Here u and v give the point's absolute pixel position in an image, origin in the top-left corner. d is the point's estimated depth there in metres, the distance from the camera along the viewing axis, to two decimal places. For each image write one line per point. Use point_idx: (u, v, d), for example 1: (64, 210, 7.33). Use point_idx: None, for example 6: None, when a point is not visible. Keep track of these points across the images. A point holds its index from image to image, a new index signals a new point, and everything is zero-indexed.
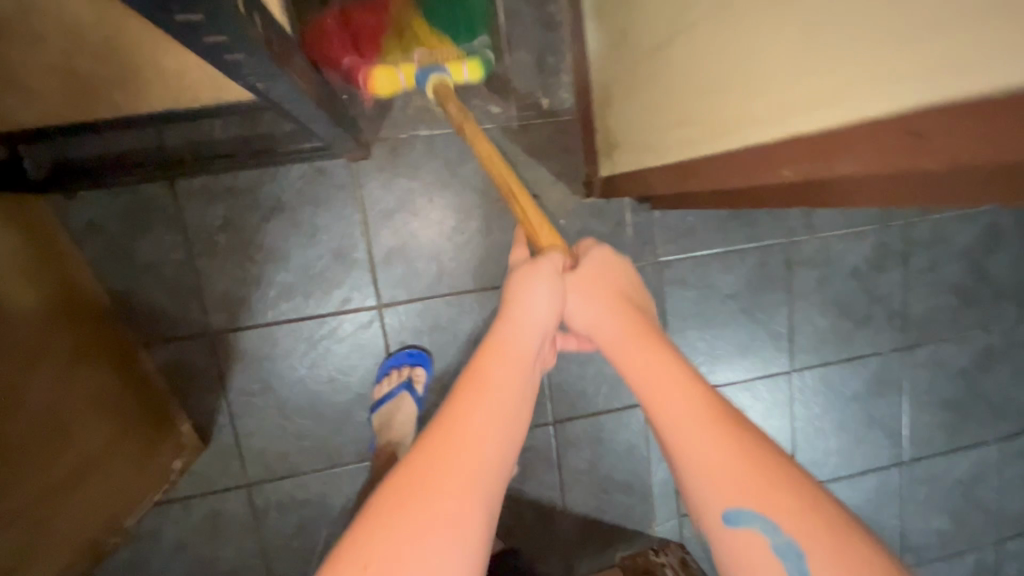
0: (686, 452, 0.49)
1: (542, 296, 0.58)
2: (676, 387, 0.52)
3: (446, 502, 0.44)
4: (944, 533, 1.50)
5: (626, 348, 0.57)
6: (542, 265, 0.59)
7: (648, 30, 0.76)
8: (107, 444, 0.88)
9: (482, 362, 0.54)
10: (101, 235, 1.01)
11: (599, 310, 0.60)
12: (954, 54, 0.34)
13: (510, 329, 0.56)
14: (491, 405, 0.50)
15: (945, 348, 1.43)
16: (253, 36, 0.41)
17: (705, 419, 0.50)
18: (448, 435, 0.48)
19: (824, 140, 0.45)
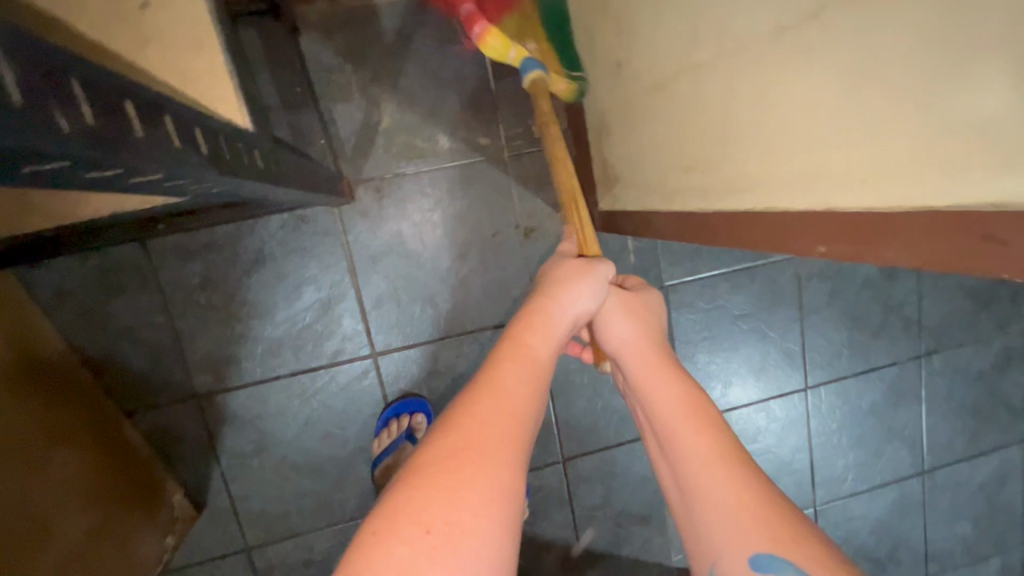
0: (707, 480, 0.47)
1: (589, 289, 0.61)
2: (704, 415, 0.52)
3: (495, 459, 0.42)
4: (968, 540, 1.41)
5: (651, 371, 0.58)
6: (594, 268, 0.63)
7: (648, 63, 0.69)
8: (95, 531, 0.82)
9: (527, 338, 0.54)
10: (74, 303, 0.96)
11: (629, 328, 0.63)
12: (949, 115, 0.34)
13: (553, 314, 0.57)
14: (535, 379, 0.50)
15: (964, 353, 1.34)
16: (199, 156, 0.33)
17: (729, 456, 0.48)
18: (496, 389, 0.47)
19: (852, 211, 0.45)
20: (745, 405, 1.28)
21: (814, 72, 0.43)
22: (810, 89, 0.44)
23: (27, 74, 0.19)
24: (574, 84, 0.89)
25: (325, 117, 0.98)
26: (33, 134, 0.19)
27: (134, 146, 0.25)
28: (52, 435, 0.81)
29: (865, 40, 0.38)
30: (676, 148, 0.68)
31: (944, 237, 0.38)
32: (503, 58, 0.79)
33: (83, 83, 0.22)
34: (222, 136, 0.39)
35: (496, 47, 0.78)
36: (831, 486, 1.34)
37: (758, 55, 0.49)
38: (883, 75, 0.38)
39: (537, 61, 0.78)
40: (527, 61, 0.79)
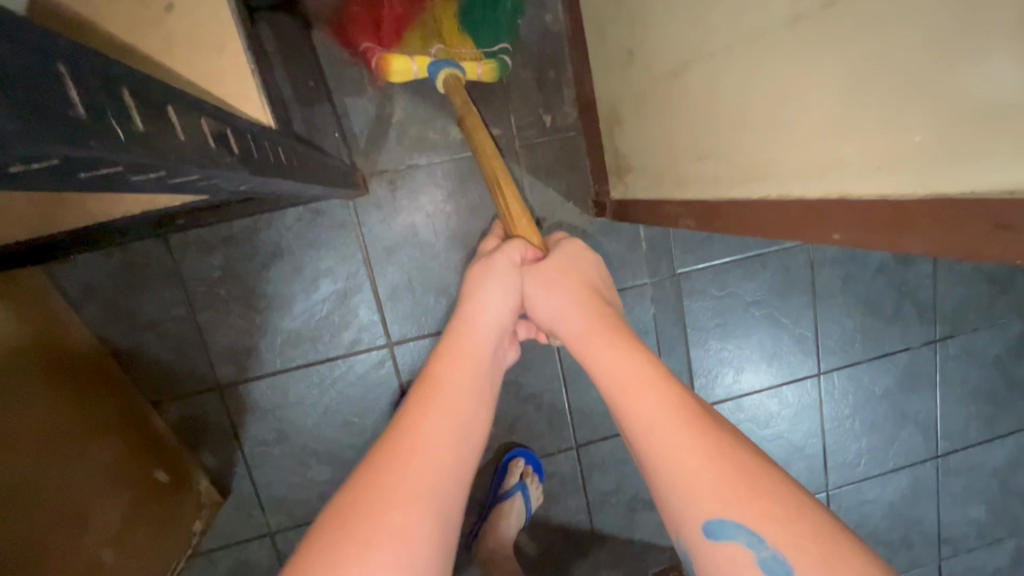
0: (653, 445, 0.46)
1: (499, 285, 0.65)
2: (644, 380, 0.50)
3: (394, 505, 0.43)
4: (982, 524, 1.41)
5: (585, 339, 0.58)
6: (496, 261, 0.66)
7: (660, 52, 0.69)
8: (128, 518, 0.85)
9: (441, 366, 0.57)
10: (100, 298, 0.99)
11: (556, 301, 0.63)
12: (969, 101, 0.34)
13: (464, 327, 0.62)
14: (448, 408, 0.52)
15: (980, 338, 1.33)
16: (235, 161, 0.34)
17: (677, 422, 0.47)
18: (403, 435, 0.49)
19: (872, 203, 0.45)
20: (757, 392, 1.28)
21: (832, 58, 0.43)
22: (825, 78, 0.44)
23: (88, 89, 0.20)
24: (491, 63, 0.93)
25: (338, 111, 0.99)
26: (94, 143, 0.20)
27: (179, 153, 0.26)
28: (93, 425, 0.86)
29: (881, 30, 0.38)
30: (689, 137, 0.69)
31: (967, 231, 0.37)
32: (408, 76, 0.89)
33: (135, 94, 0.23)
34: (249, 136, 0.40)
35: (402, 68, 0.88)
36: (844, 471, 1.35)
37: (772, 45, 0.49)
38: (898, 64, 0.38)
39: (441, 69, 0.88)
40: (432, 70, 0.88)
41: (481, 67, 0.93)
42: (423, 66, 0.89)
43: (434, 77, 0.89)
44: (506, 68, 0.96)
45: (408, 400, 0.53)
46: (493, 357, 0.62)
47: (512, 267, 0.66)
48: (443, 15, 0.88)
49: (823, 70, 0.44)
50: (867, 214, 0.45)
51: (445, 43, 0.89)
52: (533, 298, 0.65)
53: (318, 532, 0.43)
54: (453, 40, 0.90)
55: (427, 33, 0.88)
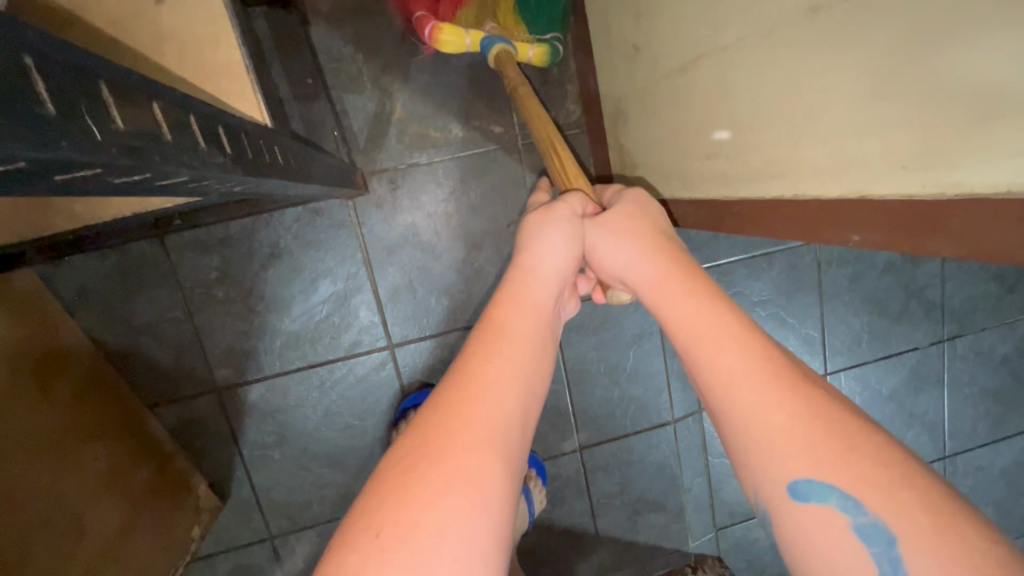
0: (732, 397, 0.43)
1: (559, 235, 0.60)
2: (718, 326, 0.47)
3: (463, 450, 0.40)
4: (990, 524, 1.40)
5: (664, 288, 0.54)
6: (558, 210, 0.62)
7: (669, 46, 0.67)
8: (123, 525, 0.83)
9: (499, 313, 0.52)
10: (96, 300, 0.97)
11: (622, 246, 0.59)
12: (999, 82, 0.32)
13: (524, 277, 0.57)
14: (509, 352, 0.48)
15: (989, 337, 1.31)
16: (226, 161, 0.32)
17: (765, 378, 0.43)
18: (465, 381, 0.45)
19: (895, 204, 0.43)
20: None
21: (852, 46, 0.41)
22: (849, 72, 0.42)
23: (58, 83, 0.18)
24: (545, 48, 0.91)
25: (337, 108, 0.97)
26: (64, 144, 0.18)
27: (163, 153, 0.24)
28: (87, 430, 0.84)
29: (912, 21, 0.36)
30: (699, 133, 0.67)
31: (998, 231, 0.36)
32: (462, 49, 0.88)
33: (114, 90, 0.21)
34: (242, 135, 0.38)
35: (453, 40, 0.87)
36: None
37: (790, 37, 0.47)
38: (931, 57, 0.36)
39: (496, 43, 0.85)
40: (484, 45, 0.87)
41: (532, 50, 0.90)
42: (478, 42, 0.88)
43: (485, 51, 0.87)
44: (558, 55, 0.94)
45: (467, 346, 0.49)
46: (552, 309, 0.57)
47: (577, 215, 0.62)
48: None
49: (842, 58, 0.42)
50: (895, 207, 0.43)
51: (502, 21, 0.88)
52: (596, 246, 0.61)
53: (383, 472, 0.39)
54: (510, 19, 0.88)
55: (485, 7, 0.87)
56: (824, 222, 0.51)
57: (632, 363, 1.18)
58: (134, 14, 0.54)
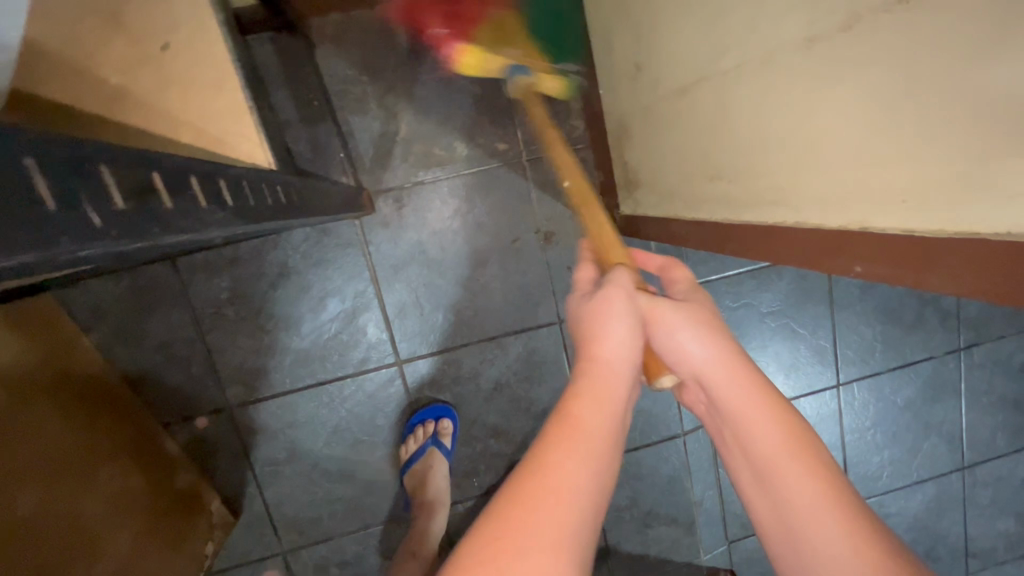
0: (823, 543, 0.41)
1: (623, 322, 0.49)
2: (803, 463, 0.44)
3: (548, 546, 0.35)
4: (1011, 536, 1.37)
5: (745, 391, 0.47)
6: (617, 291, 0.51)
7: (668, 68, 0.68)
8: (137, 543, 0.84)
9: (574, 403, 0.44)
10: (110, 321, 0.99)
11: (702, 339, 0.50)
12: (1001, 128, 0.32)
13: (596, 367, 0.47)
14: (594, 452, 0.41)
15: (1006, 345, 1.29)
16: (225, 215, 0.33)
17: (833, 507, 0.42)
18: (531, 474, 0.39)
19: (909, 246, 0.42)
20: None
21: (857, 80, 0.40)
22: (847, 104, 0.42)
23: (57, 177, 0.19)
24: (563, 79, 0.89)
25: (343, 130, 0.98)
26: (64, 236, 0.19)
27: (163, 225, 0.25)
28: (99, 454, 0.85)
29: (907, 58, 0.36)
30: (700, 155, 0.67)
31: (1005, 279, 0.35)
32: (481, 72, 0.86)
33: (113, 168, 0.22)
34: (244, 181, 0.38)
35: (473, 62, 0.85)
36: (865, 484, 1.31)
37: (788, 65, 0.47)
38: (928, 94, 0.35)
39: (517, 71, 0.83)
40: (511, 71, 0.84)
41: (551, 82, 0.88)
42: (501, 66, 0.83)
43: (512, 77, 0.85)
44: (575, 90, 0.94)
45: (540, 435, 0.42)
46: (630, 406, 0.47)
47: (635, 292, 0.51)
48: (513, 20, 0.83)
49: (847, 92, 0.42)
50: (923, 278, 0.42)
51: (526, 50, 0.84)
52: (675, 334, 0.50)
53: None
54: (530, 52, 0.84)
55: (502, 37, 0.83)
56: (824, 251, 0.51)
57: None
58: (140, 59, 0.56)
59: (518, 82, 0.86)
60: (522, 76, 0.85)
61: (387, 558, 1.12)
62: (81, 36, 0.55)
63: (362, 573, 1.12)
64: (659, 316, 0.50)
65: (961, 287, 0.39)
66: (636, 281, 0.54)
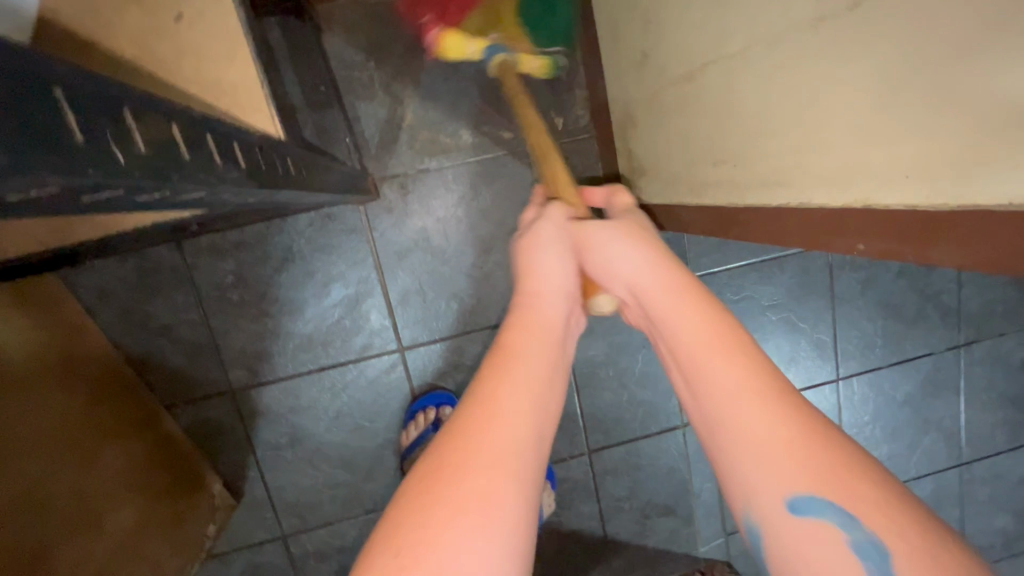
0: (739, 416, 0.42)
1: (555, 250, 0.58)
2: (720, 346, 0.45)
3: (481, 466, 0.40)
4: (1008, 533, 1.37)
5: (663, 292, 0.51)
6: (541, 230, 0.59)
7: (675, 54, 0.68)
8: (138, 520, 0.85)
9: (510, 333, 0.51)
10: (115, 302, 1.00)
11: (626, 249, 0.55)
12: (1003, 99, 0.32)
13: (531, 300, 0.54)
14: (524, 373, 0.46)
15: (1007, 342, 1.29)
16: (239, 176, 0.33)
17: (754, 386, 0.43)
18: (474, 402, 0.44)
19: (913, 220, 0.43)
20: None
21: (860, 58, 0.41)
22: (851, 81, 0.43)
23: (84, 113, 0.19)
24: (547, 60, 0.94)
25: (349, 115, 0.99)
26: (91, 169, 0.19)
27: (183, 174, 0.26)
28: (105, 429, 0.86)
29: (911, 34, 0.36)
30: (705, 141, 0.67)
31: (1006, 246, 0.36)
32: (463, 54, 0.91)
33: (136, 112, 0.23)
34: (256, 147, 0.39)
35: (455, 47, 0.91)
36: None
37: (793, 46, 0.47)
38: (935, 67, 0.36)
39: (496, 49, 0.89)
40: (489, 52, 0.90)
41: (534, 61, 0.93)
42: (479, 48, 0.90)
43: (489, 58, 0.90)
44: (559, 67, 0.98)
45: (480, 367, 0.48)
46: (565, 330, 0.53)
47: (565, 224, 0.60)
48: (504, 6, 0.87)
49: (851, 71, 0.42)
50: (926, 253, 0.43)
51: (505, 32, 0.89)
52: (601, 249, 0.56)
53: (405, 490, 0.40)
54: (512, 33, 0.89)
55: (489, 21, 0.89)
56: (824, 231, 0.53)
57: (641, 367, 1.18)
58: (152, 34, 0.57)
59: (495, 61, 0.90)
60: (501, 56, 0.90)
61: None
62: (95, 9, 0.55)
63: (362, 558, 1.13)
64: (585, 238, 0.57)
65: (964, 260, 0.40)
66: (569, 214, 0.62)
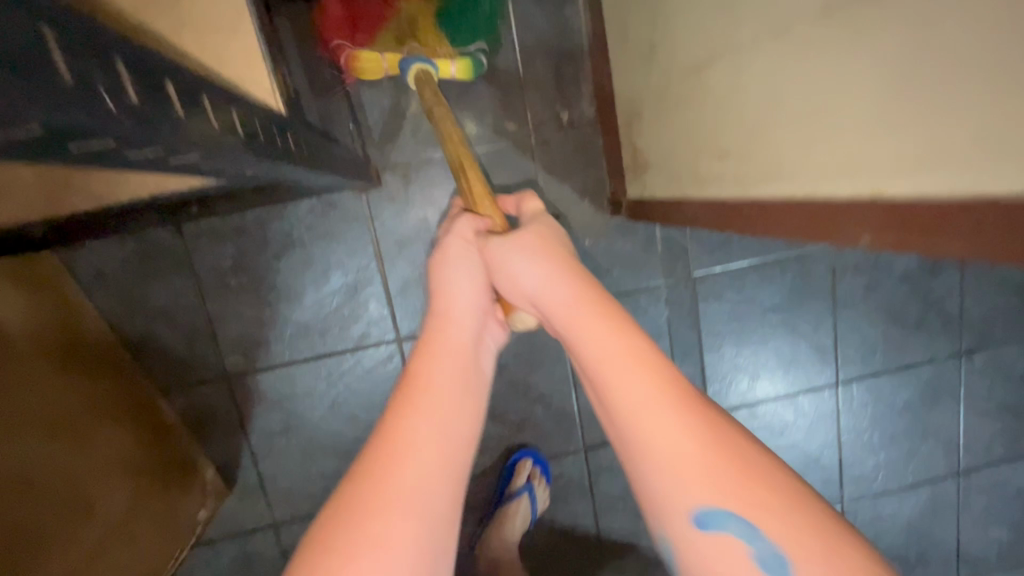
0: (647, 433, 0.43)
1: (463, 265, 0.61)
2: (625, 358, 0.46)
3: (388, 507, 0.41)
4: (1005, 544, 1.36)
5: (573, 309, 0.51)
6: (450, 247, 0.62)
7: (682, 45, 0.67)
8: (126, 504, 0.84)
9: (422, 358, 0.52)
10: (114, 284, 0.99)
11: (529, 262, 0.57)
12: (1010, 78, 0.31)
13: (444, 325, 0.56)
14: (433, 403, 0.47)
15: (1008, 351, 1.28)
16: (235, 142, 0.33)
17: (655, 394, 0.44)
18: (385, 433, 0.45)
19: (922, 210, 0.41)
20: (772, 400, 1.24)
21: (870, 43, 0.40)
22: (859, 69, 0.42)
23: (71, 52, 0.19)
24: (466, 62, 0.93)
25: (354, 103, 0.98)
26: (77, 111, 0.19)
27: (175, 130, 0.25)
28: (97, 411, 0.86)
29: (922, 16, 0.35)
30: (711, 134, 0.66)
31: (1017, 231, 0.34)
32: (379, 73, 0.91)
33: (127, 63, 0.22)
34: (254, 118, 0.39)
35: (371, 64, 0.90)
36: (860, 486, 1.31)
37: (801, 34, 0.46)
38: (935, 61, 0.36)
39: (411, 64, 0.88)
40: (403, 66, 0.88)
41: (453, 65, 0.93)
42: (394, 63, 0.90)
43: (405, 71, 0.89)
44: (481, 67, 0.96)
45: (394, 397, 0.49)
46: (474, 350, 0.55)
47: (472, 238, 0.63)
48: (419, 16, 0.89)
49: (859, 58, 0.41)
50: (934, 245, 0.41)
51: (420, 44, 0.90)
52: (507, 267, 0.58)
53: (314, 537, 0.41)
54: (429, 38, 0.90)
55: (406, 32, 0.89)
56: (827, 223, 0.51)
57: None
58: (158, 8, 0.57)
59: (414, 72, 0.88)
60: (419, 67, 0.88)
61: None
62: None
63: None
64: (491, 254, 0.60)
65: (972, 252, 0.38)
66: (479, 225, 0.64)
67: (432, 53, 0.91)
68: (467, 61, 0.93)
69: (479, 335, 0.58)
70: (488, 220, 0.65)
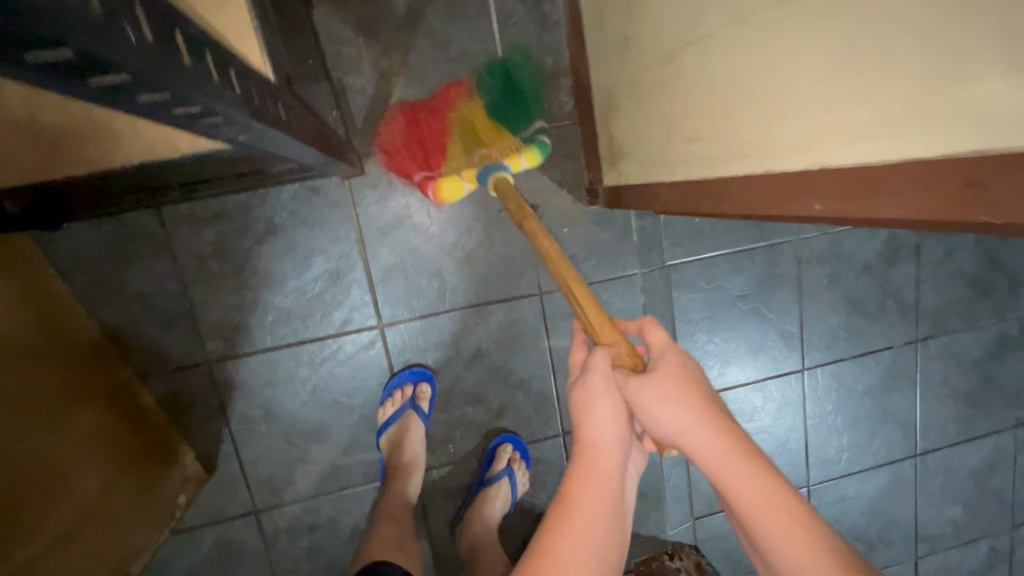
0: (789, 572, 0.47)
1: (607, 404, 0.54)
2: (778, 516, 0.47)
3: None
4: (958, 523, 1.44)
5: (726, 463, 0.49)
6: (594, 365, 0.55)
7: (654, 36, 0.71)
8: (106, 484, 0.84)
9: (574, 483, 0.52)
10: (91, 268, 0.98)
11: (676, 407, 0.51)
12: (944, 53, 0.36)
13: (588, 452, 0.53)
14: (587, 528, 0.50)
15: (960, 339, 1.36)
16: (232, 100, 0.35)
17: (809, 554, 0.46)
18: (543, 555, 0.49)
19: (865, 179, 0.45)
20: (742, 385, 1.30)
21: (824, 27, 0.44)
22: (815, 51, 0.46)
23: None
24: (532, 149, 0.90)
25: (337, 90, 1.00)
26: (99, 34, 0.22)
27: (180, 74, 0.28)
28: (73, 395, 0.85)
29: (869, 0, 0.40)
30: (681, 119, 0.71)
31: (943, 192, 0.39)
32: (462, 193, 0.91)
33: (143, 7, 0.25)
34: (249, 84, 0.41)
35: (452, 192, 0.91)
36: (825, 467, 1.37)
37: (762, 20, 0.50)
38: (885, 36, 0.39)
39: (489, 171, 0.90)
40: (480, 175, 0.90)
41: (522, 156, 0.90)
42: (473, 178, 0.90)
43: (484, 175, 0.90)
44: (547, 149, 0.92)
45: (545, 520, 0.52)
46: (622, 473, 0.54)
47: (611, 372, 0.55)
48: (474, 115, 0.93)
49: (815, 41, 0.45)
50: (874, 211, 0.46)
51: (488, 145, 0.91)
52: (646, 408, 0.52)
53: None
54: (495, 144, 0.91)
55: (472, 141, 0.92)
56: (785, 197, 0.55)
57: None
58: None
59: (492, 180, 0.90)
60: (494, 173, 0.90)
61: (361, 522, 1.13)
62: None
63: (334, 536, 1.13)
64: (633, 395, 0.53)
65: (905, 215, 0.43)
66: (614, 357, 0.57)
67: (501, 152, 0.90)
68: (534, 150, 0.90)
69: (623, 469, 0.54)
70: (619, 352, 0.58)
